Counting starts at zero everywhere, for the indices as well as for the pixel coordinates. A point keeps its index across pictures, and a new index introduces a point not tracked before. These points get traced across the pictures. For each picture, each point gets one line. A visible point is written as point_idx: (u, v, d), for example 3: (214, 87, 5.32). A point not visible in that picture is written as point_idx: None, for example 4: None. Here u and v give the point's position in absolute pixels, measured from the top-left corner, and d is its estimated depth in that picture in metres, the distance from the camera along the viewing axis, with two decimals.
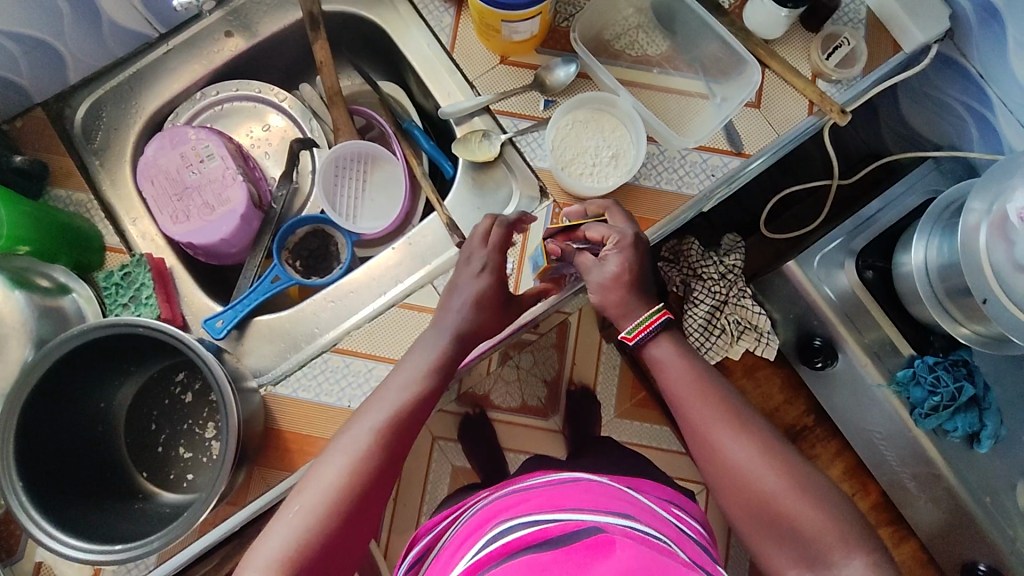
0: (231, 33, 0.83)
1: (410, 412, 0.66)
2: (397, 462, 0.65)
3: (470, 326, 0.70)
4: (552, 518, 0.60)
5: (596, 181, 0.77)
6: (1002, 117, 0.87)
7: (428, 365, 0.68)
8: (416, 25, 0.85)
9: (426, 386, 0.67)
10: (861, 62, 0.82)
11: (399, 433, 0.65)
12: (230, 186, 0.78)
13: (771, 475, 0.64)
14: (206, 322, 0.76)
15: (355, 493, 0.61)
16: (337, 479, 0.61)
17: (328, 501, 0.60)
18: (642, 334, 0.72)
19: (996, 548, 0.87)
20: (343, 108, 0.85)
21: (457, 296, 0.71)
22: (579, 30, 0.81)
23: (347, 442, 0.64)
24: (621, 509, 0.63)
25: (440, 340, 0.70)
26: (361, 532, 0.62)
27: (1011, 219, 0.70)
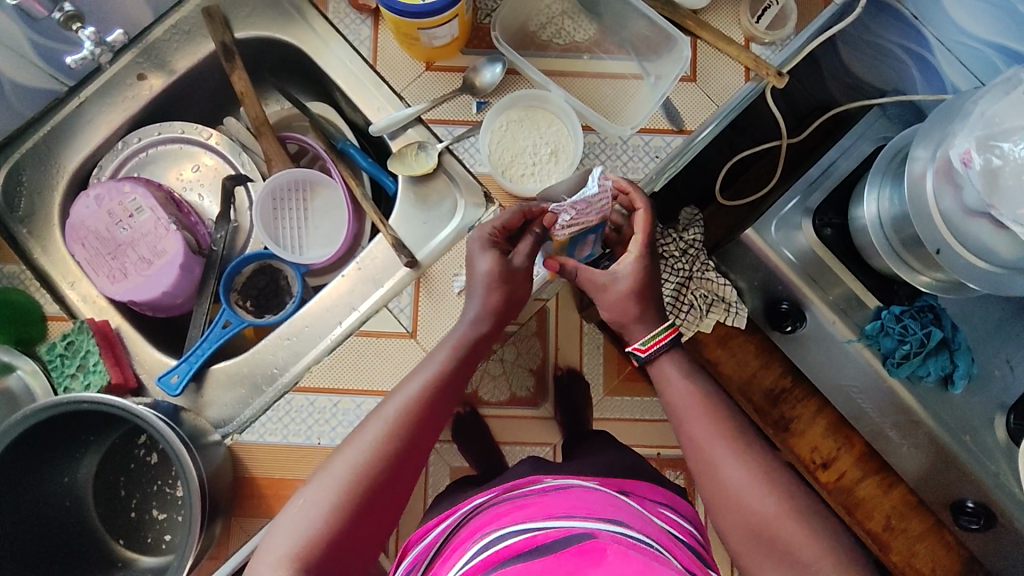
0: (145, 75, 0.80)
1: (424, 408, 0.68)
2: (408, 457, 0.67)
3: (481, 317, 0.72)
4: (540, 527, 0.58)
5: (539, 181, 0.75)
6: (941, 55, 0.87)
7: (443, 359, 0.70)
8: (332, 41, 0.81)
9: (441, 378, 0.69)
10: (793, 20, 0.79)
11: (412, 427, 0.68)
12: (164, 237, 0.75)
13: (768, 497, 0.64)
14: (161, 379, 0.75)
15: (362, 485, 0.64)
16: (345, 472, 0.64)
17: (334, 495, 0.63)
18: (657, 345, 0.74)
19: (981, 484, 0.87)
20: (272, 136, 0.83)
21: (473, 278, 0.73)
22: (500, 26, 0.78)
23: (359, 437, 0.67)
24: (614, 517, 0.60)
25: (457, 333, 0.72)
26: (371, 526, 0.64)
27: (954, 164, 0.67)
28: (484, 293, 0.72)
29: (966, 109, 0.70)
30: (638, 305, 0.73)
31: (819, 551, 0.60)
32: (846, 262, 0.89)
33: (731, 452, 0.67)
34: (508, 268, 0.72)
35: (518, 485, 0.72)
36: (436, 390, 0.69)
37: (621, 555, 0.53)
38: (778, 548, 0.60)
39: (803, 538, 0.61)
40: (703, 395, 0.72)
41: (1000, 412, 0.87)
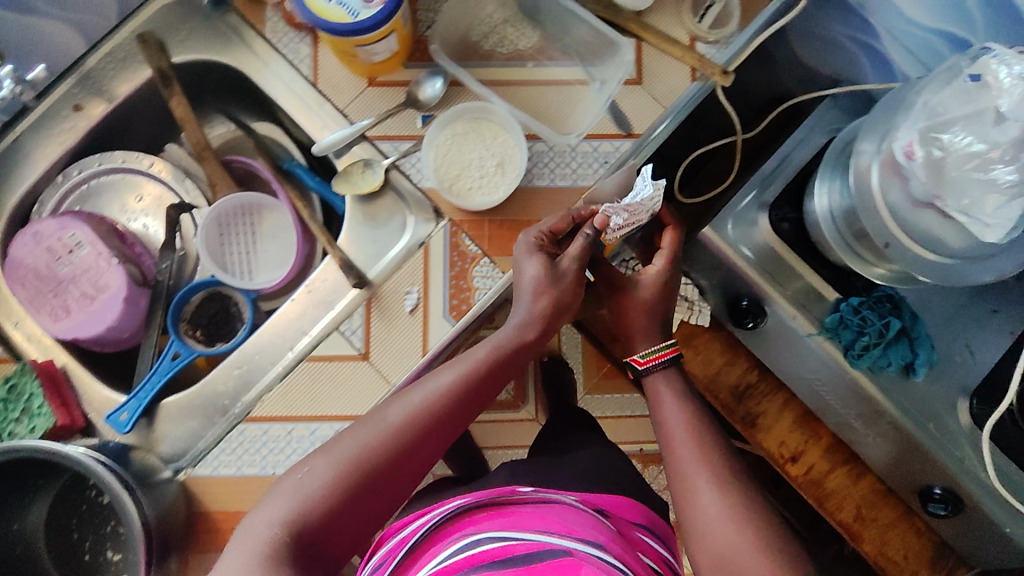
0: (80, 105, 0.78)
1: (450, 405, 0.66)
2: (422, 448, 0.65)
3: (527, 318, 0.70)
4: (519, 538, 0.58)
5: (487, 194, 0.74)
6: (889, 45, 0.86)
7: (477, 361, 0.68)
8: (271, 61, 0.80)
9: (473, 381, 0.67)
10: (735, 19, 0.78)
11: (432, 420, 0.65)
12: (107, 271, 0.74)
13: (730, 530, 0.62)
14: (110, 417, 0.74)
15: (371, 461, 0.62)
16: (358, 446, 0.63)
17: (346, 465, 0.62)
18: (654, 362, 0.75)
19: (947, 471, 0.87)
20: (215, 161, 0.81)
21: (518, 281, 0.71)
22: (439, 39, 0.77)
23: (381, 415, 0.65)
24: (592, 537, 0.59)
25: (505, 332, 0.70)
26: (369, 504, 0.63)
27: (898, 156, 0.65)
28: (533, 296, 0.69)
29: (911, 100, 0.68)
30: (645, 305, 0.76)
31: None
32: (801, 257, 0.89)
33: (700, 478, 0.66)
34: (555, 273, 0.69)
35: (504, 492, 0.68)
36: (465, 390, 0.67)
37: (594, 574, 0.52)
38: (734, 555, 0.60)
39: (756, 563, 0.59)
40: (694, 423, 0.71)
41: (964, 396, 0.87)
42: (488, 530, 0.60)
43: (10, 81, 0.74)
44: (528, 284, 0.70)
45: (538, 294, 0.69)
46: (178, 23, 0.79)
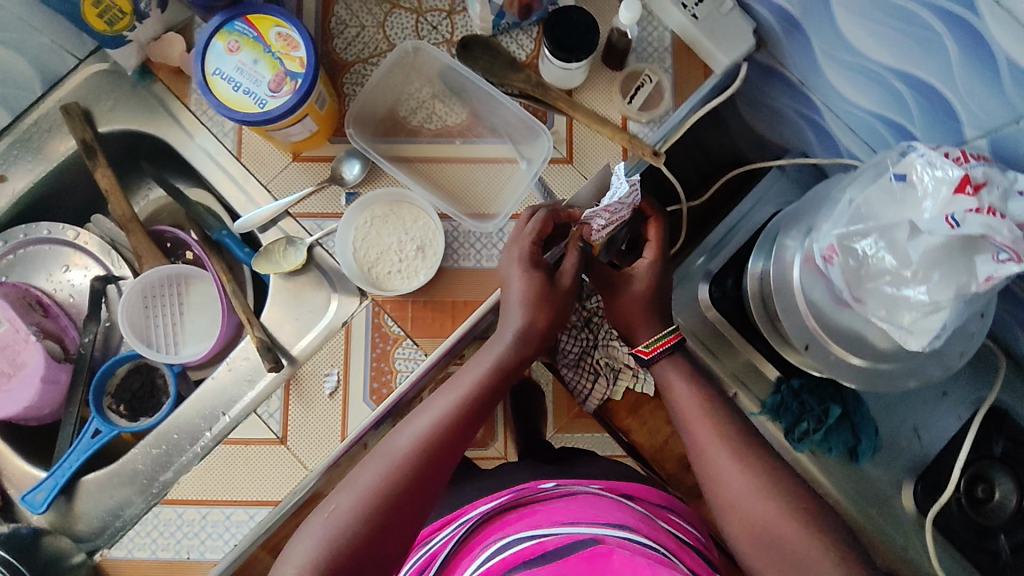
0: (4, 177, 0.78)
1: (458, 423, 0.62)
2: (443, 473, 0.60)
3: (525, 327, 0.66)
4: (550, 532, 0.56)
5: (407, 279, 0.74)
6: (831, 122, 0.80)
7: (480, 374, 0.65)
8: (196, 132, 0.78)
9: (474, 395, 0.64)
10: (667, 97, 0.77)
11: (443, 445, 0.61)
12: (23, 348, 0.74)
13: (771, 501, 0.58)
14: (25, 497, 0.73)
15: (393, 499, 0.57)
16: (374, 484, 0.58)
17: (361, 505, 0.57)
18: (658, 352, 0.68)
19: (891, 558, 0.83)
20: (143, 232, 0.81)
21: (508, 294, 0.68)
22: (354, 120, 0.76)
23: (390, 447, 0.60)
24: (619, 520, 0.58)
25: (500, 345, 0.66)
26: (399, 545, 0.58)
27: (818, 259, 0.64)
28: (527, 311, 0.66)
29: (835, 196, 0.66)
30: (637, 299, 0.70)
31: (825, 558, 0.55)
32: (742, 332, 0.86)
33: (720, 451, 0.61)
34: (551, 285, 0.67)
35: (527, 488, 0.67)
36: (467, 409, 0.63)
37: (626, 562, 0.52)
38: None
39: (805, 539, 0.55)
40: (707, 395, 0.66)
41: (909, 480, 0.84)
42: (517, 528, 0.59)
43: None
44: (517, 297, 0.67)
45: (529, 306, 0.66)
46: (105, 93, 0.79)
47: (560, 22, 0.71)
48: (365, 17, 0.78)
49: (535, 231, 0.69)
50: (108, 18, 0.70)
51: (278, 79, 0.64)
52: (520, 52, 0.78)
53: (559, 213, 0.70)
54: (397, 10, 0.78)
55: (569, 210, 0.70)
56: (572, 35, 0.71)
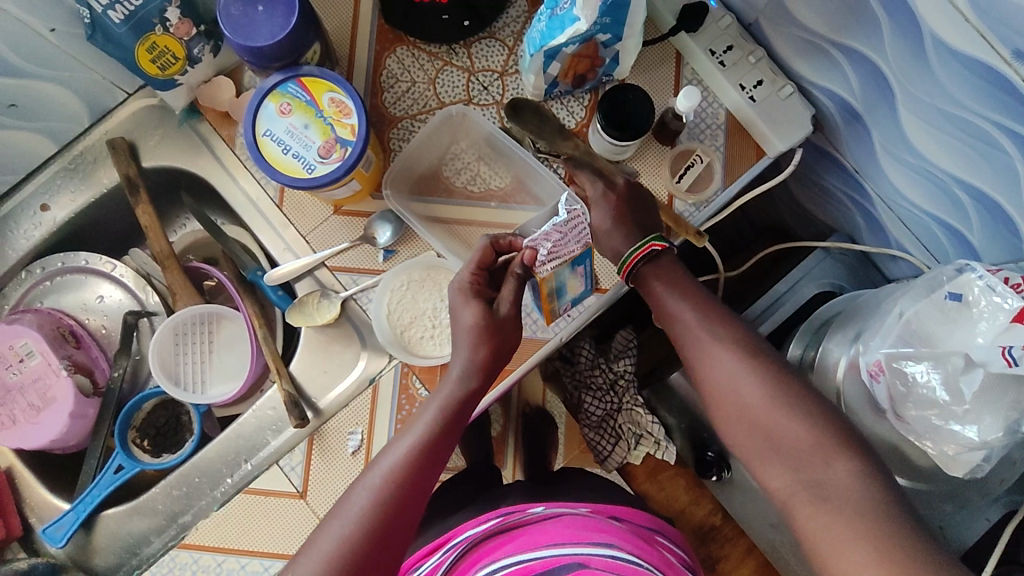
0: (46, 205, 0.79)
1: (419, 465, 0.57)
2: (406, 526, 0.55)
3: (478, 362, 0.62)
4: (534, 558, 0.56)
5: (438, 346, 0.73)
6: (882, 212, 0.79)
7: (437, 409, 0.60)
8: (238, 175, 0.78)
9: (434, 432, 0.59)
10: (718, 177, 0.75)
11: (402, 496, 0.56)
12: (55, 383, 0.74)
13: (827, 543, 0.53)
14: (45, 530, 0.73)
15: (352, 563, 0.52)
16: (331, 548, 0.52)
17: (339, 553, 0.52)
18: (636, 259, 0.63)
19: None
20: (179, 269, 0.81)
21: (456, 326, 0.63)
22: (391, 182, 0.74)
23: (346, 507, 0.55)
24: (606, 540, 0.57)
25: (451, 381, 0.62)
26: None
27: (863, 373, 0.62)
28: (471, 347, 0.62)
29: (887, 306, 0.64)
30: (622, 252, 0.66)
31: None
32: None
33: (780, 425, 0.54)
34: (495, 319, 0.62)
35: (516, 510, 0.64)
36: (435, 439, 0.59)
37: None
38: None
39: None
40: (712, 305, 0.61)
41: None
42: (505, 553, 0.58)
43: None
44: (464, 331, 0.63)
45: (475, 341, 0.61)
46: (152, 128, 0.79)
47: (616, 95, 0.70)
48: (417, 72, 0.77)
49: (474, 266, 0.65)
50: (160, 63, 0.70)
51: (328, 145, 0.65)
52: (569, 119, 0.77)
53: (500, 241, 0.66)
54: (449, 67, 0.77)
55: (510, 239, 0.66)
56: (628, 112, 0.70)
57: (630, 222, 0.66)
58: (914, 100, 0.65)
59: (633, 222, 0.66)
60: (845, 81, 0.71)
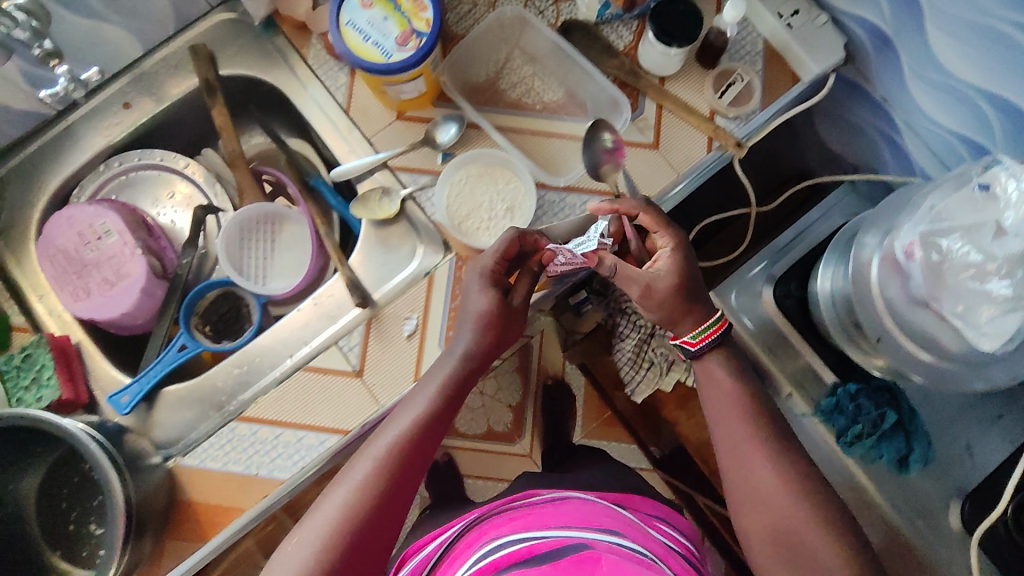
0: (128, 104, 0.84)
1: (413, 442, 0.68)
2: (404, 492, 0.67)
3: (477, 347, 0.72)
4: (539, 537, 0.65)
5: (493, 233, 0.77)
6: (909, 139, 0.85)
7: (434, 391, 0.71)
8: (311, 84, 0.84)
9: (432, 409, 0.70)
10: (757, 97, 0.80)
11: (401, 465, 0.67)
12: (129, 261, 0.78)
13: (796, 503, 0.68)
14: (111, 398, 0.77)
15: (356, 520, 0.63)
16: (336, 511, 0.64)
17: (343, 515, 0.64)
18: (704, 341, 0.76)
19: (935, 569, 0.87)
20: (247, 169, 0.86)
21: (464, 312, 0.74)
22: (447, 76, 0.81)
23: (350, 475, 0.67)
24: (606, 529, 0.69)
25: (449, 361, 0.72)
26: (367, 560, 0.64)
27: (898, 256, 0.68)
28: (477, 332, 0.72)
29: (918, 201, 0.69)
30: (687, 322, 0.76)
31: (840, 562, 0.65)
32: (806, 336, 0.89)
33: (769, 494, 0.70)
34: (505, 308, 0.73)
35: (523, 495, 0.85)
36: (433, 417, 0.70)
37: (613, 564, 0.59)
38: None
39: (826, 548, 0.65)
40: (726, 396, 0.76)
41: (957, 497, 0.87)
42: (503, 534, 0.70)
43: (56, 82, 0.79)
44: (472, 315, 0.73)
45: (478, 328, 0.72)
46: (229, 39, 0.85)
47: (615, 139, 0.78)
48: None
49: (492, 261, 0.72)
50: None
51: (404, 36, 0.71)
52: (619, 41, 0.83)
53: (525, 236, 0.73)
54: None
55: (536, 236, 0.72)
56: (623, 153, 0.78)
57: (679, 311, 0.75)
58: (941, 16, 0.71)
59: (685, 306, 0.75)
60: (876, 7, 0.77)
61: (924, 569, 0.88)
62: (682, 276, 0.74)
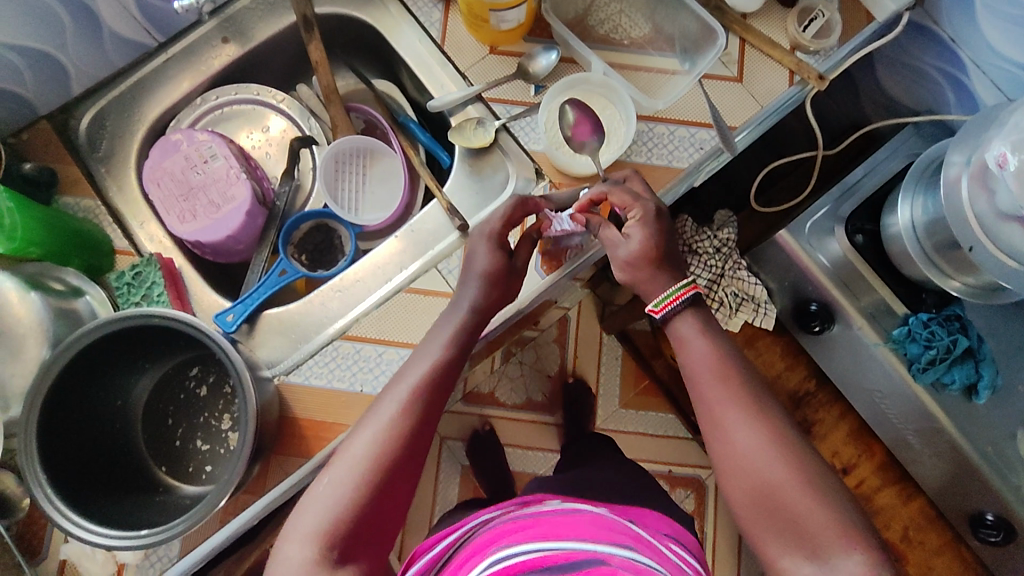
0: (227, 39, 0.86)
1: (430, 390, 0.67)
2: (423, 444, 0.65)
3: (485, 298, 0.71)
4: (552, 546, 0.57)
5: (576, 152, 0.80)
6: (975, 79, 0.90)
7: (447, 339, 0.70)
8: (406, 22, 0.87)
9: (446, 358, 0.68)
10: (837, 32, 0.84)
11: (420, 414, 0.65)
12: (234, 184, 0.80)
13: (777, 464, 0.64)
14: (218, 316, 0.79)
15: (387, 461, 0.62)
16: (366, 451, 0.62)
17: (363, 467, 0.62)
18: (670, 307, 0.73)
19: (1001, 496, 0.89)
20: (340, 106, 0.87)
21: (469, 270, 0.73)
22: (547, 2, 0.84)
23: (365, 426, 0.65)
24: (623, 541, 0.60)
25: (457, 314, 0.71)
26: (388, 513, 0.62)
27: (990, 166, 0.74)
28: (480, 286, 0.72)
29: (1002, 119, 0.77)
30: (651, 287, 0.74)
31: (852, 524, 0.61)
32: (876, 271, 0.92)
33: (756, 459, 0.65)
34: (505, 267, 0.73)
35: (535, 502, 0.72)
36: (447, 366, 0.68)
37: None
38: (794, 557, 0.61)
39: (811, 510, 0.61)
40: (718, 356, 0.71)
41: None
42: (511, 542, 0.60)
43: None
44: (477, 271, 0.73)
45: (486, 280, 0.72)
46: None
47: (576, 118, 0.81)
48: None
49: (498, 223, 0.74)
50: None
51: None
52: None
53: (527, 203, 0.75)
54: None
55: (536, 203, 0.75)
56: (585, 129, 0.80)
57: (662, 269, 0.74)
58: None
59: (666, 270, 0.74)
60: None
61: (991, 496, 0.91)
62: (650, 243, 0.73)
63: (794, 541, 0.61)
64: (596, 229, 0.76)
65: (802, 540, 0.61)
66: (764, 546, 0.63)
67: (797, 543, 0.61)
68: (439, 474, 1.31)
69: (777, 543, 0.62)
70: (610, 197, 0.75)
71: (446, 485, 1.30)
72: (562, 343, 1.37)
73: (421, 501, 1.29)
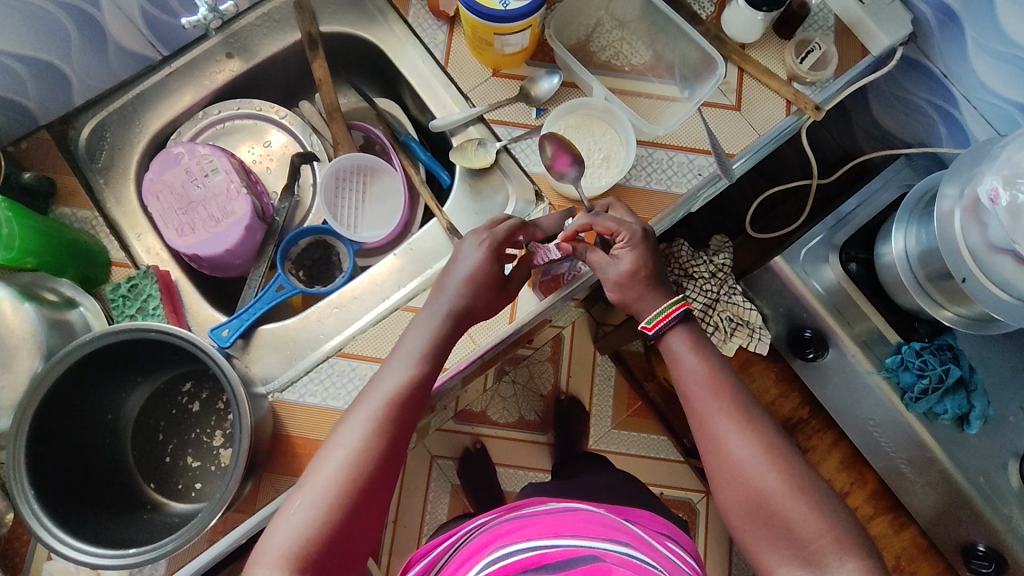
0: (231, 55, 0.86)
1: (401, 405, 0.66)
2: (394, 462, 0.64)
3: (463, 309, 0.71)
4: (549, 545, 0.57)
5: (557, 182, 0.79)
6: (967, 113, 0.92)
7: (420, 352, 0.69)
8: (410, 43, 0.88)
9: (419, 372, 0.67)
10: (833, 64, 0.85)
11: (391, 431, 0.64)
12: (234, 199, 0.80)
13: (772, 473, 0.64)
14: (213, 331, 0.78)
15: (359, 480, 0.61)
16: (340, 469, 0.61)
17: (333, 486, 0.61)
18: (661, 323, 0.73)
19: (992, 527, 0.90)
20: (342, 123, 0.88)
21: (448, 280, 0.71)
22: (553, 26, 0.85)
23: (336, 443, 0.63)
24: (618, 537, 0.60)
25: (431, 325, 0.70)
26: (359, 535, 0.61)
27: (982, 200, 0.76)
28: (458, 297, 0.70)
29: (995, 152, 0.78)
30: (641, 307, 0.74)
31: (856, 548, 0.60)
32: (872, 301, 0.94)
33: (754, 471, 0.65)
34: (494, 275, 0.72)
35: (532, 503, 0.72)
36: (420, 381, 0.67)
37: None
38: (789, 570, 0.61)
39: (804, 518, 0.61)
40: (713, 367, 0.71)
41: (1014, 459, 0.89)
42: (512, 541, 0.60)
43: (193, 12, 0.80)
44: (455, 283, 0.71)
45: (466, 291, 0.70)
46: None
47: (553, 152, 0.80)
48: None
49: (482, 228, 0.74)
50: None
51: None
52: (703, 10, 0.89)
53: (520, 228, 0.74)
54: None
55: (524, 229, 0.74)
56: (565, 160, 0.79)
57: (659, 287, 0.75)
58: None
59: (659, 288, 0.75)
60: None
61: (982, 525, 0.91)
62: (639, 266, 0.73)
63: (796, 565, 0.61)
64: (583, 255, 0.76)
65: (800, 549, 0.61)
66: (766, 560, 0.63)
67: (798, 561, 0.60)
68: (428, 490, 1.29)
69: (778, 553, 0.62)
70: (595, 227, 0.73)
71: (435, 502, 1.28)
72: (556, 363, 1.37)
73: (410, 521, 1.27)
